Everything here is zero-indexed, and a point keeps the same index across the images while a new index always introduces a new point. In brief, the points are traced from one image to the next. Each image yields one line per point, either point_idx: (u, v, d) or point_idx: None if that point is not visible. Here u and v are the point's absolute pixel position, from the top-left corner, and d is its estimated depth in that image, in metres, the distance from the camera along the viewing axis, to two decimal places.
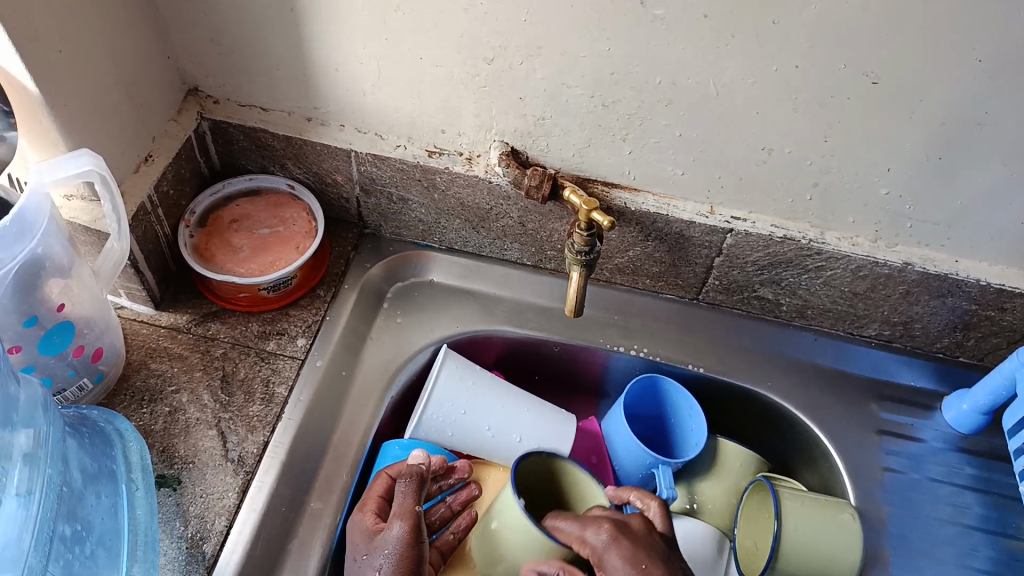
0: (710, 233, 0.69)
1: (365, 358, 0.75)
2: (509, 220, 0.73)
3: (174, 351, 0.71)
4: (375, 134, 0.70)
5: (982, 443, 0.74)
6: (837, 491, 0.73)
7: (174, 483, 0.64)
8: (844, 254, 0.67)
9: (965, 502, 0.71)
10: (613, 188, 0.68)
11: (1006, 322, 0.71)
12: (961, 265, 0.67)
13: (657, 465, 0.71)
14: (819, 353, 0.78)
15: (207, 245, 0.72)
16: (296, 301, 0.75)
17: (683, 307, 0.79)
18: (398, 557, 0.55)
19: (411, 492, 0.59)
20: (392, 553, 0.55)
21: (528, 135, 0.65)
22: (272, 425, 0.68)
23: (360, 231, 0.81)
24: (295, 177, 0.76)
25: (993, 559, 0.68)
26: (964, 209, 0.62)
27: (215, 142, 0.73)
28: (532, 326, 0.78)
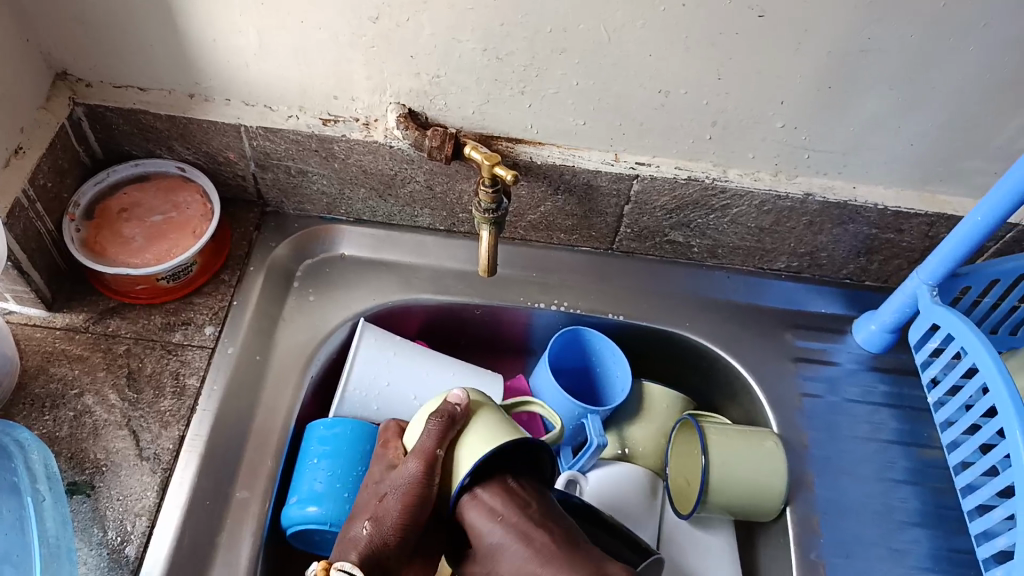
0: (617, 181, 0.69)
1: (279, 339, 0.72)
2: (416, 184, 0.71)
3: (74, 352, 0.67)
4: (265, 107, 0.67)
5: (891, 360, 0.77)
6: (760, 421, 0.75)
7: (87, 489, 0.61)
8: (748, 190, 0.68)
9: (880, 419, 0.74)
10: (518, 143, 0.67)
11: (905, 243, 0.74)
12: (859, 192, 0.69)
13: (586, 415, 0.72)
14: (733, 291, 0.79)
15: (97, 239, 0.68)
16: (200, 288, 0.72)
17: (599, 258, 0.79)
18: (402, 504, 0.53)
19: (435, 434, 0.53)
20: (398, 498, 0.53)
21: (425, 95, 0.63)
22: (186, 419, 0.65)
23: (262, 210, 0.78)
24: (186, 160, 0.72)
25: (909, 469, 0.72)
26: (857, 135, 0.64)
27: (93, 128, 0.69)
28: (451, 291, 0.77)
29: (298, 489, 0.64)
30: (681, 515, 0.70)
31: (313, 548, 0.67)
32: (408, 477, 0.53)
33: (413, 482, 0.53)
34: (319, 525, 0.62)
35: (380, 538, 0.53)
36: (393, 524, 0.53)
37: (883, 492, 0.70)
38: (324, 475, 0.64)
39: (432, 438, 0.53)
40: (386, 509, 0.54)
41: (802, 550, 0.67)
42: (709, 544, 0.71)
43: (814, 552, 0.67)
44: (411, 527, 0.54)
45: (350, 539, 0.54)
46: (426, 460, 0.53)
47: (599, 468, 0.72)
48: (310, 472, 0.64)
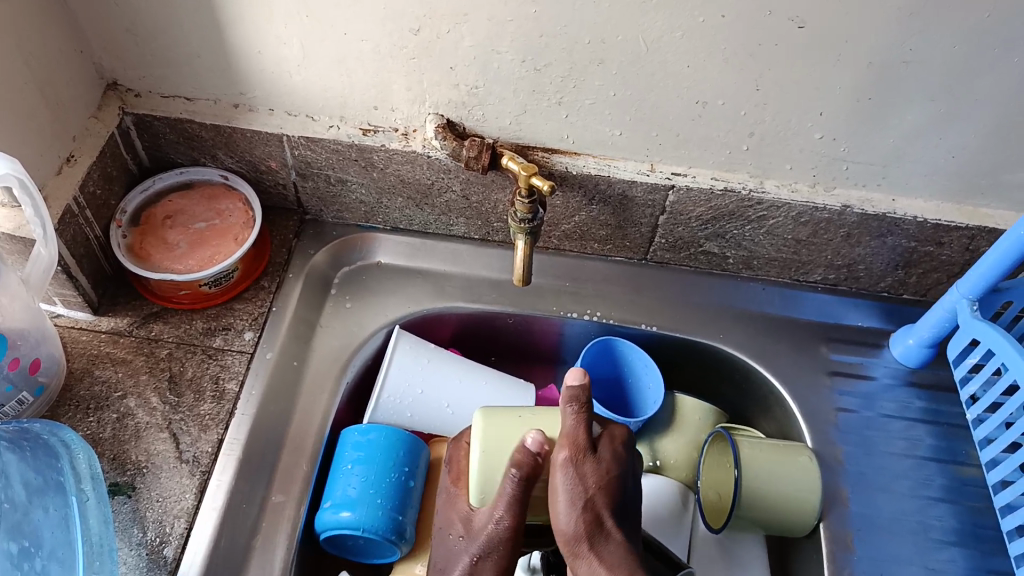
0: (652, 191, 0.69)
1: (316, 345, 0.73)
2: (452, 194, 0.72)
3: (117, 355, 0.69)
4: (306, 117, 0.68)
5: (930, 375, 0.76)
6: (794, 435, 0.75)
7: (128, 490, 0.62)
8: (784, 202, 0.68)
9: (918, 435, 0.73)
10: (553, 154, 0.67)
11: (944, 256, 0.73)
12: (898, 204, 0.68)
13: (619, 425, 0.72)
14: (768, 303, 0.79)
15: (142, 244, 0.70)
16: (240, 294, 0.73)
17: (633, 268, 0.79)
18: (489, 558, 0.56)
19: (515, 497, 0.55)
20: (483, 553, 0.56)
21: (463, 105, 0.64)
22: (225, 422, 0.67)
23: (300, 218, 0.79)
24: (228, 168, 0.74)
25: (946, 486, 0.71)
26: (896, 147, 0.63)
27: (141, 137, 0.70)
28: (485, 300, 0.78)
29: (332, 495, 0.65)
30: (712, 528, 0.70)
31: (345, 553, 0.68)
32: (497, 537, 0.56)
33: (497, 542, 0.56)
34: (352, 530, 0.63)
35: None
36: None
37: (921, 509, 0.69)
38: (357, 480, 0.65)
39: (511, 499, 0.55)
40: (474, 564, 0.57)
41: (836, 567, 0.66)
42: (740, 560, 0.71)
43: (848, 569, 0.66)
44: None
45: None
46: (516, 517, 0.56)
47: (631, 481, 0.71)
48: (344, 477, 0.65)
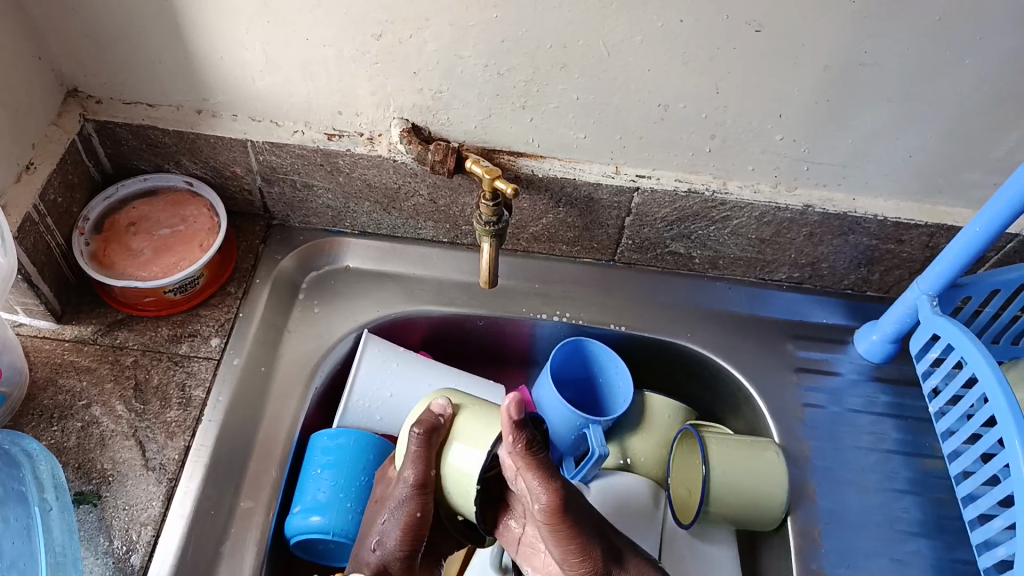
0: (618, 193, 0.69)
1: (284, 351, 0.73)
2: (419, 197, 0.72)
3: (82, 363, 0.68)
4: (270, 122, 0.68)
5: (893, 370, 0.78)
6: (762, 431, 0.76)
7: (94, 499, 0.62)
8: (748, 202, 0.69)
9: (882, 430, 0.74)
10: (519, 157, 0.67)
11: (905, 253, 0.74)
12: (859, 203, 0.70)
13: (588, 425, 0.72)
14: (735, 302, 0.80)
15: (106, 252, 0.69)
16: (206, 300, 0.73)
17: (601, 270, 0.80)
18: (401, 517, 0.55)
19: (420, 455, 0.53)
20: (396, 512, 0.55)
21: (428, 110, 0.64)
22: (192, 430, 0.66)
23: (268, 223, 0.79)
24: (193, 173, 0.73)
25: (911, 479, 0.72)
26: (855, 148, 0.64)
27: (103, 143, 0.70)
28: (454, 302, 0.78)
29: (301, 499, 0.64)
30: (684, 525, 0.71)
31: (315, 558, 0.67)
32: (404, 498, 0.55)
33: (408, 504, 0.55)
34: (321, 535, 0.62)
35: (389, 556, 0.56)
36: (398, 550, 0.56)
37: (885, 502, 0.70)
38: (327, 485, 0.64)
39: (419, 458, 0.53)
40: (388, 522, 0.56)
41: (802, 560, 0.67)
42: (711, 555, 0.71)
43: (816, 562, 0.67)
44: (416, 543, 0.56)
45: (358, 560, 0.57)
46: (424, 475, 0.54)
47: (601, 480, 0.72)
48: (314, 482, 0.65)
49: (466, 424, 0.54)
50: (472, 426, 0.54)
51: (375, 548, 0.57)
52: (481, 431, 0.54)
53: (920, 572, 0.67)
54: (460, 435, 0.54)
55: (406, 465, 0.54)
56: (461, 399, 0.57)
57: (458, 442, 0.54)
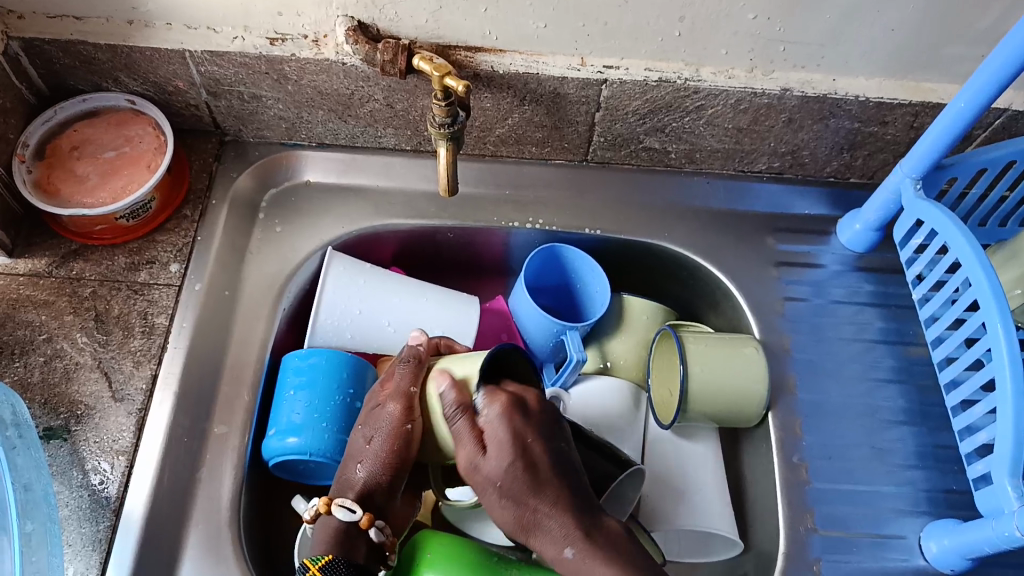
0: (585, 87, 0.66)
1: (248, 273, 0.70)
2: (375, 102, 0.68)
3: (39, 297, 0.66)
4: (208, 30, 0.63)
5: (877, 259, 0.75)
6: (742, 327, 0.74)
7: (64, 433, 0.61)
8: (721, 89, 0.65)
9: (866, 319, 0.73)
10: (477, 52, 0.63)
11: (889, 135, 0.71)
12: (839, 84, 0.66)
13: (565, 331, 0.70)
14: (713, 197, 0.77)
15: (50, 179, 0.66)
16: (162, 226, 0.70)
17: (573, 171, 0.76)
18: (388, 438, 0.55)
19: (409, 373, 0.57)
20: (383, 435, 0.55)
21: (373, 5, 0.59)
22: (158, 358, 0.64)
23: (220, 139, 0.75)
24: (135, 92, 0.69)
25: (895, 367, 0.71)
26: (835, 23, 0.60)
27: (33, 64, 0.65)
28: (421, 214, 0.75)
29: (276, 422, 0.63)
30: (662, 422, 0.69)
31: (299, 478, 0.67)
32: (390, 420, 0.55)
33: (393, 427, 0.55)
34: (298, 455, 0.61)
35: (374, 480, 0.55)
36: (382, 468, 0.55)
37: (869, 392, 0.70)
38: (302, 406, 0.63)
39: (406, 378, 0.56)
40: (371, 448, 0.55)
41: (784, 453, 0.67)
42: (695, 451, 0.70)
43: (797, 455, 0.67)
44: (398, 472, 0.55)
45: (343, 483, 0.56)
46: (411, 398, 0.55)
47: (580, 384, 0.71)
48: (289, 404, 0.63)
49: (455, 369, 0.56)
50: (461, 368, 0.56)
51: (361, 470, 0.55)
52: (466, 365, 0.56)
53: (903, 459, 0.67)
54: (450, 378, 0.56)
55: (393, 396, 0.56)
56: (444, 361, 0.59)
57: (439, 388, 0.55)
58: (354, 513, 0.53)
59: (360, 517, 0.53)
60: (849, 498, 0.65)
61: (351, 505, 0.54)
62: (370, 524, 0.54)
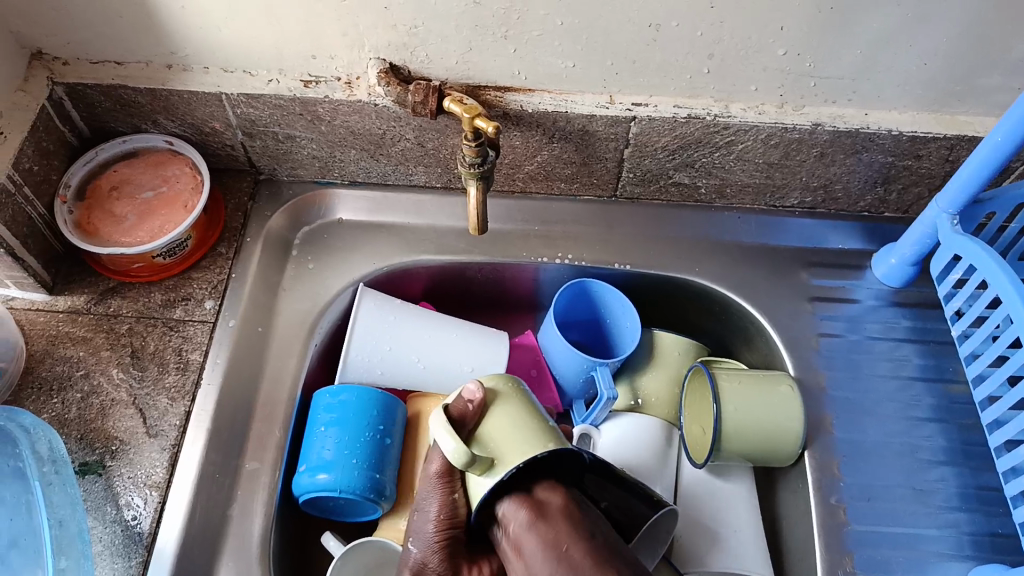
0: (613, 124, 0.66)
1: (281, 310, 0.71)
2: (407, 142, 0.69)
3: (78, 334, 0.67)
4: (243, 73, 0.65)
5: (914, 294, 0.74)
6: (776, 364, 0.73)
7: (99, 469, 0.61)
8: (752, 124, 0.65)
9: (904, 356, 0.71)
10: (506, 92, 0.64)
11: (924, 169, 0.70)
12: (871, 118, 0.65)
13: (595, 368, 0.70)
14: (745, 232, 0.76)
15: (90, 219, 0.67)
16: (197, 263, 0.71)
17: (603, 206, 0.76)
18: (439, 505, 0.55)
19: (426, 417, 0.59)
20: (433, 502, 0.55)
21: (404, 47, 0.60)
22: (192, 393, 0.65)
23: (255, 178, 0.76)
24: (173, 132, 0.71)
25: (935, 406, 0.69)
26: (865, 57, 0.60)
27: (76, 107, 0.67)
28: (452, 250, 0.75)
29: (307, 458, 0.63)
30: (696, 463, 0.68)
31: (329, 515, 0.67)
32: (434, 486, 0.55)
33: (438, 495, 0.55)
34: (330, 492, 0.61)
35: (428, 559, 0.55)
36: (437, 548, 0.55)
37: (908, 431, 0.68)
38: (332, 443, 0.63)
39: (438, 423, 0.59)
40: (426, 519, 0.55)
41: (823, 494, 0.65)
42: (731, 490, 0.69)
43: (835, 495, 0.65)
44: (453, 537, 0.55)
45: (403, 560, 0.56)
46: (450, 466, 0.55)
47: (611, 420, 0.70)
48: (319, 440, 0.64)
49: (501, 414, 0.53)
50: (500, 427, 0.53)
51: (415, 550, 0.56)
52: (512, 433, 0.52)
53: (944, 501, 0.65)
54: (493, 422, 0.53)
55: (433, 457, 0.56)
56: (500, 388, 0.55)
57: (454, 439, 0.51)
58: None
59: None
60: (889, 541, 0.64)
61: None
62: None
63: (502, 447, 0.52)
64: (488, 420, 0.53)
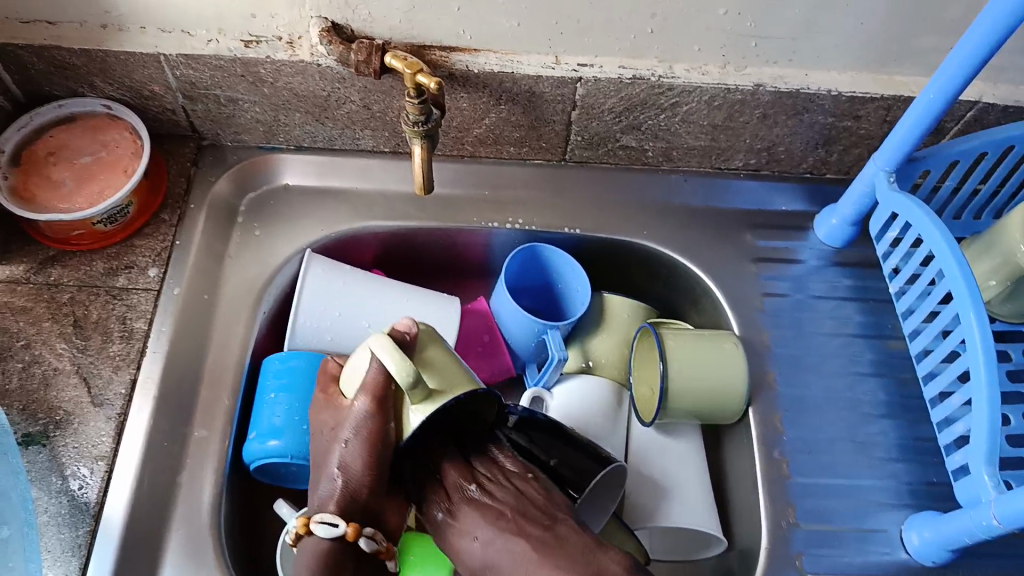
0: (560, 85, 0.66)
1: (228, 277, 0.70)
2: (352, 104, 0.68)
3: (17, 304, 0.65)
4: (182, 33, 0.63)
5: (855, 253, 0.76)
6: (722, 324, 0.74)
7: (43, 439, 0.60)
8: (695, 85, 0.66)
9: (847, 313, 0.73)
10: (451, 52, 0.64)
11: (863, 130, 0.71)
12: (812, 79, 0.66)
13: (546, 331, 0.71)
14: (692, 195, 0.77)
15: (26, 185, 0.66)
16: (140, 231, 0.70)
17: (551, 171, 0.77)
18: (363, 433, 0.50)
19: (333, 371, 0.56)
20: (357, 429, 0.50)
21: (346, 5, 0.60)
22: (137, 361, 0.64)
23: (198, 144, 0.75)
24: (111, 97, 0.69)
25: (876, 360, 0.71)
26: (805, 16, 0.61)
27: (8, 70, 0.65)
28: (401, 216, 0.75)
29: (257, 425, 0.63)
30: (644, 421, 0.69)
31: (281, 482, 0.67)
32: (362, 415, 0.50)
33: (369, 422, 0.50)
34: (280, 458, 0.61)
35: (355, 492, 0.50)
36: (367, 480, 0.50)
37: (852, 386, 0.70)
38: (282, 409, 0.63)
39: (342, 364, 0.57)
40: (347, 447, 0.50)
41: (767, 448, 0.67)
42: (681, 448, 0.70)
43: (778, 449, 0.67)
44: (382, 469, 0.50)
45: (320, 497, 0.50)
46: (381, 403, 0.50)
47: (563, 383, 0.71)
48: (269, 407, 0.63)
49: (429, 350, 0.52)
50: (439, 358, 0.52)
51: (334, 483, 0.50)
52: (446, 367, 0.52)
53: (885, 452, 0.67)
54: (432, 354, 0.52)
55: (359, 395, 0.50)
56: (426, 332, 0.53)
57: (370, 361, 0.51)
58: (337, 527, 0.48)
59: (343, 529, 0.48)
60: (832, 492, 0.66)
61: (331, 520, 0.48)
62: (357, 536, 0.48)
63: (442, 378, 0.51)
64: (426, 351, 0.52)
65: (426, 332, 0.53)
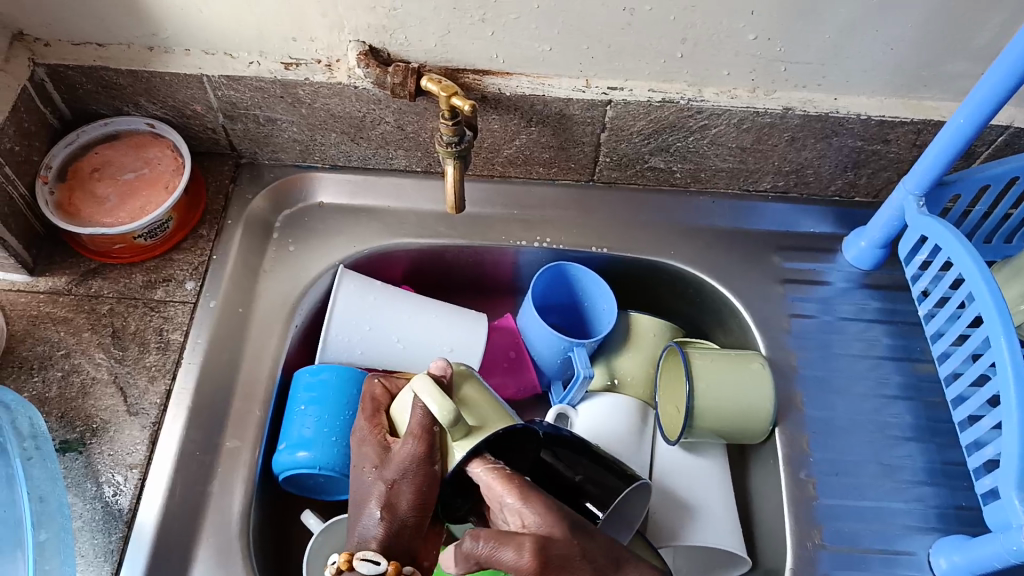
0: (590, 108, 0.67)
1: (262, 291, 0.72)
2: (386, 125, 0.70)
3: (59, 314, 0.67)
4: (225, 55, 0.66)
5: (883, 276, 0.76)
6: (748, 344, 0.75)
7: (79, 446, 0.62)
8: (724, 109, 0.67)
9: (874, 336, 0.73)
10: (484, 75, 0.65)
11: (892, 154, 0.72)
12: (840, 103, 0.67)
13: (573, 348, 0.71)
14: (719, 216, 0.78)
15: (71, 200, 0.68)
16: (178, 245, 0.72)
17: (580, 191, 0.78)
18: (412, 475, 0.51)
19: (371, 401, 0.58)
20: (404, 471, 0.51)
21: (383, 30, 0.61)
22: (172, 372, 0.66)
23: (236, 162, 0.77)
24: (154, 115, 0.71)
25: (903, 384, 0.71)
26: (835, 42, 0.61)
27: (57, 89, 0.68)
28: (432, 234, 0.76)
29: (287, 436, 0.64)
30: (670, 441, 0.70)
31: (309, 493, 0.68)
32: (410, 457, 0.51)
33: (415, 469, 0.51)
34: (309, 469, 0.62)
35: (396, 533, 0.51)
36: (409, 521, 0.51)
37: (878, 409, 0.70)
38: (312, 421, 0.64)
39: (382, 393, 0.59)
40: (392, 489, 0.51)
41: (792, 469, 0.67)
42: (705, 467, 0.70)
43: (804, 470, 0.67)
44: (425, 511, 0.52)
45: (360, 535, 0.51)
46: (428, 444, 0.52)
47: (588, 400, 0.72)
48: (299, 418, 0.64)
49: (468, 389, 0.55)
50: (476, 397, 0.55)
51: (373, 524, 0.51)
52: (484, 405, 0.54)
53: (911, 476, 0.67)
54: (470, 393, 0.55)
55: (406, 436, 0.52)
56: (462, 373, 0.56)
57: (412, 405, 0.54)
58: (378, 565, 0.49)
59: (384, 567, 0.49)
60: (857, 515, 0.65)
61: (374, 558, 0.49)
62: (397, 573, 0.49)
63: (481, 417, 0.53)
64: (465, 391, 0.55)
65: (460, 372, 0.56)
